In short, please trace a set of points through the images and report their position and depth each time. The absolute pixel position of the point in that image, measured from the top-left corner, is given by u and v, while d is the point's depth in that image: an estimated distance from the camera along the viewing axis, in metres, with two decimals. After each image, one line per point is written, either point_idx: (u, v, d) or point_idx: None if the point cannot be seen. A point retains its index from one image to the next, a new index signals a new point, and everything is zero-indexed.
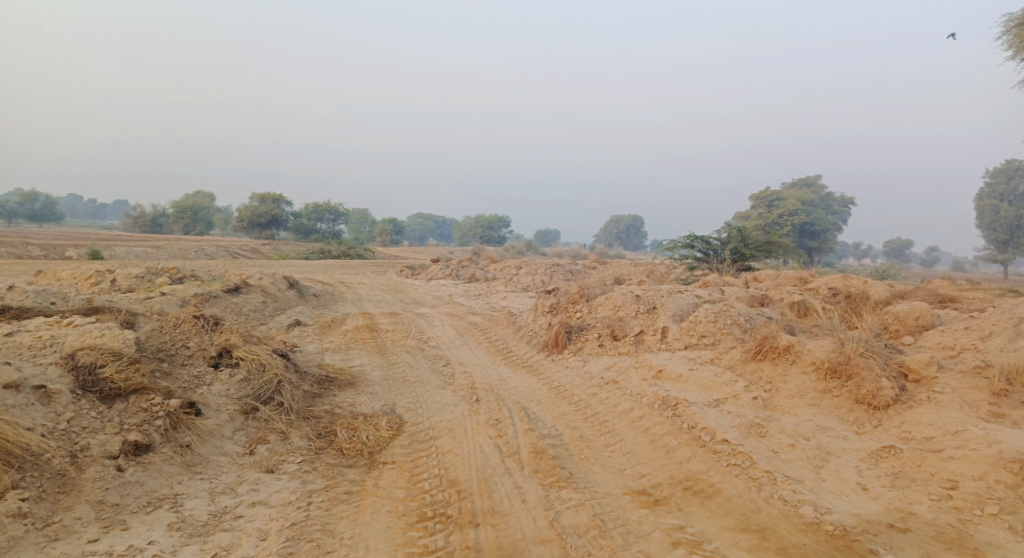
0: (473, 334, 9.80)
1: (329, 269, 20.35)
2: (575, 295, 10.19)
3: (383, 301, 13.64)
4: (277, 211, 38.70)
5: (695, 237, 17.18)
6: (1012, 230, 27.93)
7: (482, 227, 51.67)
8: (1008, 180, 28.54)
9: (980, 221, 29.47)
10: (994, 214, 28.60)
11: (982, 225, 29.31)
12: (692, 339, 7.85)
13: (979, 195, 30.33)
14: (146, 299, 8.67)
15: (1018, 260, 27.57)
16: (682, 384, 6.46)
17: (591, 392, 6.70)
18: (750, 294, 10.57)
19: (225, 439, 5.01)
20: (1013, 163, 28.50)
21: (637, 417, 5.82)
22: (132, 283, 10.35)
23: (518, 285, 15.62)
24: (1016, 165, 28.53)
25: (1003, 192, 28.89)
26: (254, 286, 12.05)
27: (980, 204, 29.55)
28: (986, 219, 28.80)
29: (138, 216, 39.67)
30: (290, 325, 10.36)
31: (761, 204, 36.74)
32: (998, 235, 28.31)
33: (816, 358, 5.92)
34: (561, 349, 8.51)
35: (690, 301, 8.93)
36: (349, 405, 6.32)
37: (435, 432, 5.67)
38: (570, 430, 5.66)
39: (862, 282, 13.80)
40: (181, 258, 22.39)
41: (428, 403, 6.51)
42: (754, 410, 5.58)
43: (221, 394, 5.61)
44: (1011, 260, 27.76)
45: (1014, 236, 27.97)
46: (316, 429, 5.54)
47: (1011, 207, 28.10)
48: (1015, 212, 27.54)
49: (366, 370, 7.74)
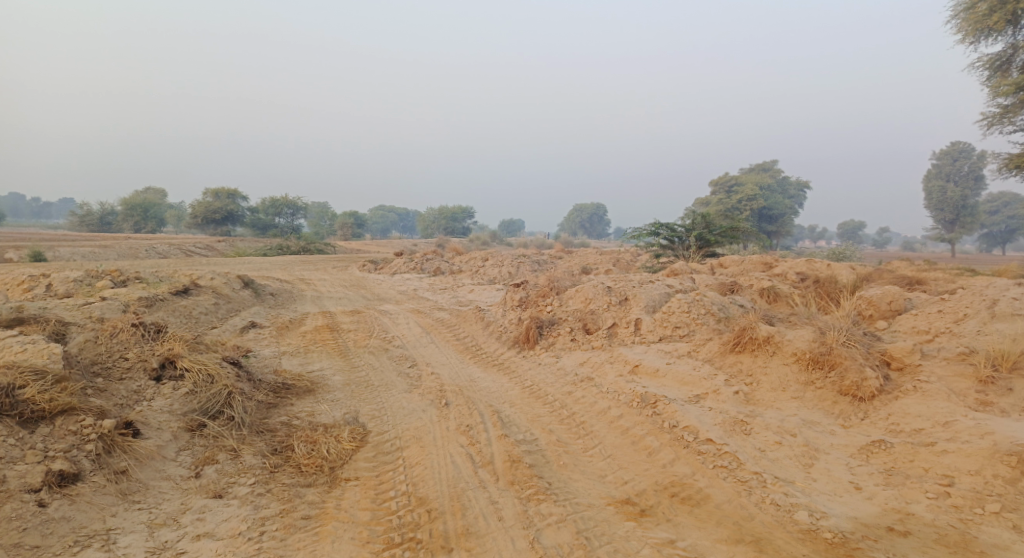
0: (440, 331, 9.39)
1: (288, 266, 19.60)
2: (545, 288, 9.86)
3: (345, 299, 13.08)
4: (233, 206, 37.25)
5: (660, 224, 17.03)
6: (958, 210, 28.76)
7: (446, 218, 50.97)
8: (953, 161, 29.30)
9: (928, 202, 30.27)
10: (941, 194, 29.38)
11: (929, 206, 30.08)
12: (667, 331, 7.63)
13: (927, 176, 31.10)
14: (84, 305, 7.99)
15: (964, 238, 28.43)
16: (660, 379, 6.21)
17: (566, 391, 6.39)
18: (719, 282, 10.42)
19: (168, 462, 4.52)
20: (959, 145, 29.27)
21: (615, 417, 5.54)
22: (70, 288, 9.58)
23: (485, 277, 15.23)
24: (961, 146, 29.30)
25: (950, 173, 29.66)
26: (205, 287, 11.35)
27: (927, 185, 30.32)
28: (934, 200, 29.55)
29: (84, 215, 37.72)
30: (244, 328, 9.77)
31: (721, 190, 37.08)
32: (945, 216, 29.04)
33: (797, 349, 5.73)
34: (532, 345, 8.19)
35: (662, 291, 8.70)
36: (307, 415, 5.86)
37: (402, 442, 5.28)
38: (545, 434, 5.34)
39: (825, 266, 13.86)
40: (130, 258, 21.28)
41: (394, 409, 6.11)
42: (736, 406, 5.37)
43: (164, 411, 5.09)
44: (958, 238, 28.62)
45: (960, 215, 28.83)
46: (271, 444, 5.08)
47: (956, 187, 28.91)
48: (960, 193, 28.32)
49: (326, 375, 7.26)
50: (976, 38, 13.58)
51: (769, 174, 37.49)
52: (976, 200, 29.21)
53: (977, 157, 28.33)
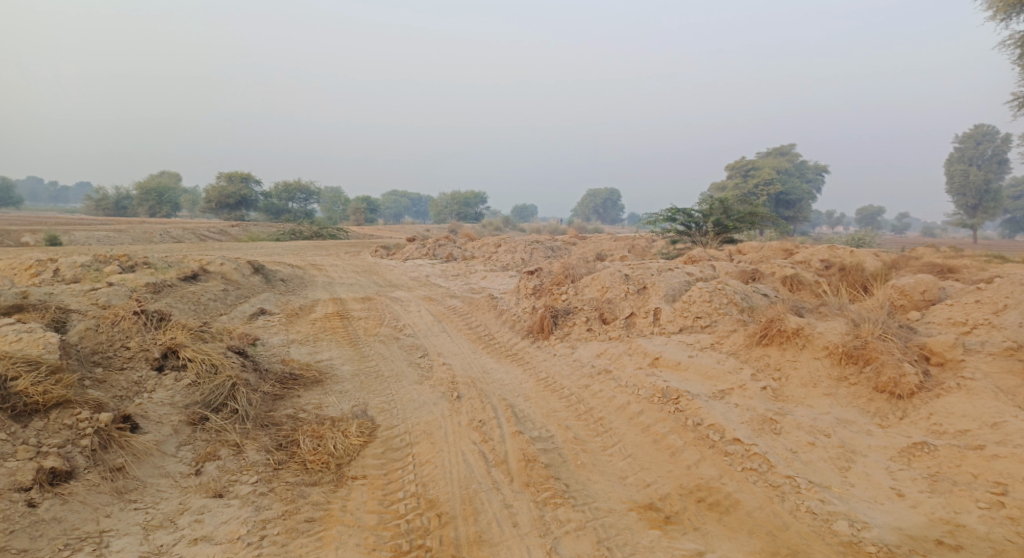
0: (452, 320, 9.15)
1: (301, 251, 19.44)
2: (559, 276, 9.57)
3: (356, 285, 12.88)
4: (247, 191, 37.20)
5: (677, 210, 16.64)
6: (981, 194, 27.99)
7: (459, 203, 50.68)
8: (977, 145, 28.13)
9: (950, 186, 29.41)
10: (964, 178, 28.49)
11: (951, 190, 29.30)
12: (687, 322, 7.32)
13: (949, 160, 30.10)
14: (90, 291, 7.83)
15: (986, 223, 27.61)
16: (682, 373, 5.92)
17: (582, 384, 6.13)
18: (740, 269, 10.06)
19: (168, 457, 4.33)
20: (982, 127, 28.02)
21: (636, 413, 5.27)
22: (77, 274, 9.45)
23: (498, 264, 14.96)
24: (985, 130, 28.30)
25: (972, 157, 28.68)
26: (214, 273, 11.18)
27: (949, 169, 29.44)
28: (956, 183, 28.75)
29: (100, 199, 37.90)
30: (253, 315, 9.60)
31: (737, 175, 36.41)
32: (968, 200, 28.38)
33: (829, 342, 5.40)
34: (546, 335, 7.92)
35: (682, 279, 8.37)
36: (314, 407, 5.65)
37: (412, 438, 5.06)
38: (562, 430, 5.08)
39: (848, 252, 13.41)
40: (144, 243, 21.28)
41: (404, 401, 5.87)
42: (764, 403, 5.07)
43: (165, 403, 4.90)
44: (979, 224, 27.80)
45: (983, 200, 28.08)
46: (276, 438, 4.88)
47: (979, 171, 28.01)
48: (984, 176, 27.51)
49: (335, 365, 7.05)
50: (1008, 15, 12.91)
51: (787, 159, 36.74)
52: (1000, 185, 28.33)
53: (1002, 140, 27.40)
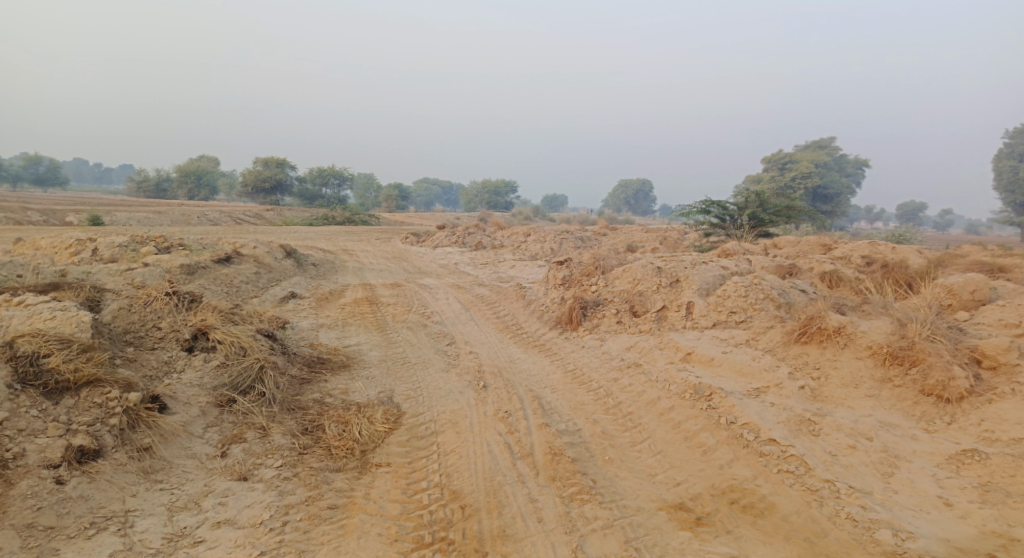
0: (480, 308, 9.07)
1: (332, 237, 19.58)
2: (590, 267, 9.40)
3: (386, 271, 12.89)
4: (282, 175, 37.70)
5: (711, 201, 16.26)
6: None
7: (489, 192, 50.57)
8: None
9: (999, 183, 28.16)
10: (1013, 174, 26.97)
11: (1000, 186, 27.85)
12: (722, 317, 7.11)
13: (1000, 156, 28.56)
14: (126, 271, 7.96)
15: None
16: (715, 369, 5.73)
17: (611, 378, 5.99)
18: (777, 264, 9.75)
19: (195, 438, 4.35)
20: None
21: (666, 409, 5.12)
22: (115, 253, 9.63)
23: (527, 253, 14.83)
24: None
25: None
26: (247, 256, 11.30)
27: (999, 165, 28.00)
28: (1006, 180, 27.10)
29: (141, 181, 38.86)
30: (283, 298, 9.67)
31: (774, 167, 35.52)
32: (1017, 198, 26.88)
33: (872, 341, 5.16)
34: (575, 327, 7.79)
35: (716, 273, 8.13)
36: (341, 392, 5.63)
37: (437, 427, 5.00)
38: (589, 425, 4.96)
39: (890, 248, 12.90)
40: (182, 225, 21.71)
41: (430, 389, 5.82)
42: (802, 403, 4.87)
43: (193, 384, 4.93)
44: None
45: None
46: (302, 423, 4.87)
47: None
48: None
49: (362, 350, 7.04)
50: None
51: (826, 152, 35.65)
52: None
53: None
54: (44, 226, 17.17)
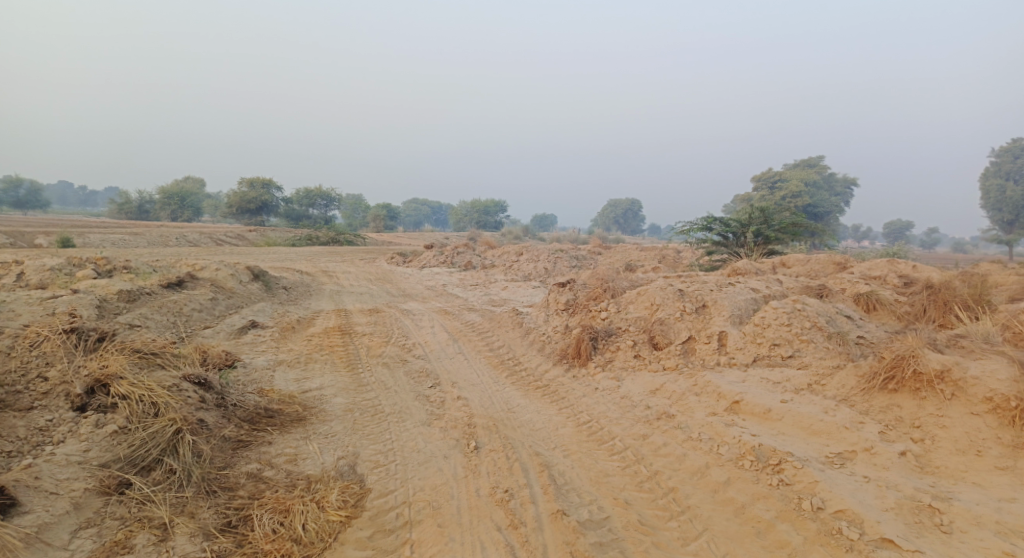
0: (470, 339, 7.72)
1: (315, 258, 18.18)
2: (596, 289, 8.11)
3: (366, 295, 11.53)
4: (267, 195, 36.17)
5: (713, 219, 15.07)
6: (1019, 210, 23.29)
7: (478, 213, 49.35)
8: (1015, 159, 23.48)
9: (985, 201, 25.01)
10: (1000, 193, 23.88)
11: (986, 204, 24.85)
12: (762, 351, 5.85)
13: (985, 174, 25.31)
14: (47, 298, 6.60)
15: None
16: (773, 424, 4.44)
17: (639, 435, 4.66)
18: (806, 284, 8.50)
19: (52, 552, 3.08)
20: (1022, 139, 23.63)
21: (721, 485, 3.82)
22: (44, 278, 8.23)
23: (519, 274, 13.52)
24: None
25: (1011, 171, 23.77)
26: (204, 279, 9.91)
27: (984, 183, 24.80)
28: (990, 199, 24.21)
29: (123, 202, 37.36)
30: (241, 329, 8.30)
31: (764, 186, 34.52)
32: (1002, 216, 23.88)
33: (992, 392, 3.87)
34: (583, 363, 6.47)
35: (748, 296, 6.87)
36: (286, 460, 4.26)
37: (413, 515, 3.68)
38: (621, 510, 3.65)
39: (909, 266, 11.62)
40: (158, 247, 20.26)
41: (406, 453, 4.45)
42: (907, 477, 3.61)
43: (73, 462, 3.58)
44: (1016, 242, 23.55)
45: (1021, 216, 23.40)
46: (222, 514, 3.55)
47: (1018, 185, 23.28)
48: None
49: (324, 397, 5.63)
50: None
51: (813, 170, 34.45)
52: None
53: None
54: (11, 249, 15.87)
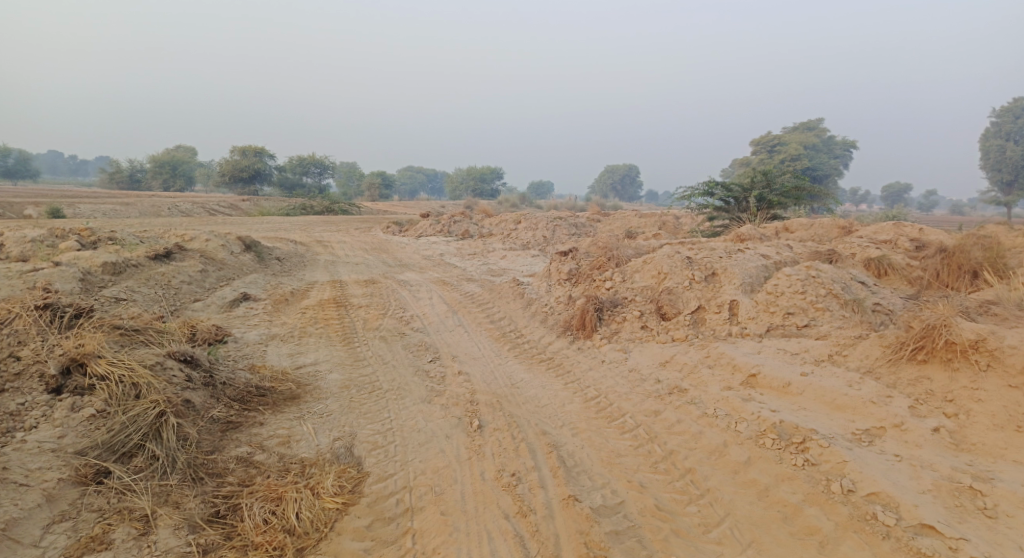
0: (470, 310, 7.44)
1: (310, 227, 17.78)
2: (600, 257, 7.80)
3: (362, 265, 11.21)
4: (260, 164, 35.45)
5: (715, 183, 14.66)
6: (1020, 170, 22.84)
7: (474, 180, 48.69)
8: (1016, 119, 22.82)
9: (985, 162, 24.53)
10: (1000, 154, 23.38)
11: (986, 165, 24.38)
12: (776, 320, 5.58)
13: (986, 135, 24.79)
14: (26, 271, 6.27)
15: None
16: (793, 399, 4.20)
17: (650, 411, 4.41)
18: (815, 249, 8.20)
19: (22, 550, 2.84)
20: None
21: (742, 465, 3.59)
22: (26, 250, 7.88)
23: (518, 242, 13.19)
24: None
25: (1011, 131, 23.24)
26: (193, 250, 9.55)
27: (984, 144, 24.29)
28: (990, 160, 23.74)
29: (114, 172, 36.61)
30: (232, 302, 7.99)
31: (763, 149, 33.93)
32: (1002, 177, 23.42)
33: None
34: (588, 334, 6.21)
35: (759, 263, 6.58)
36: (279, 442, 4.00)
37: (414, 502, 3.44)
38: (636, 494, 3.43)
39: (915, 228, 11.30)
40: (150, 217, 19.82)
41: (406, 433, 4.20)
42: (943, 456, 3.38)
43: (46, 449, 3.31)
44: (1015, 203, 23.15)
45: (1022, 177, 22.96)
46: (209, 504, 3.31)
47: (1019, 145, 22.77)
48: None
49: (319, 373, 5.36)
50: None
51: (813, 134, 33.84)
52: None
53: None
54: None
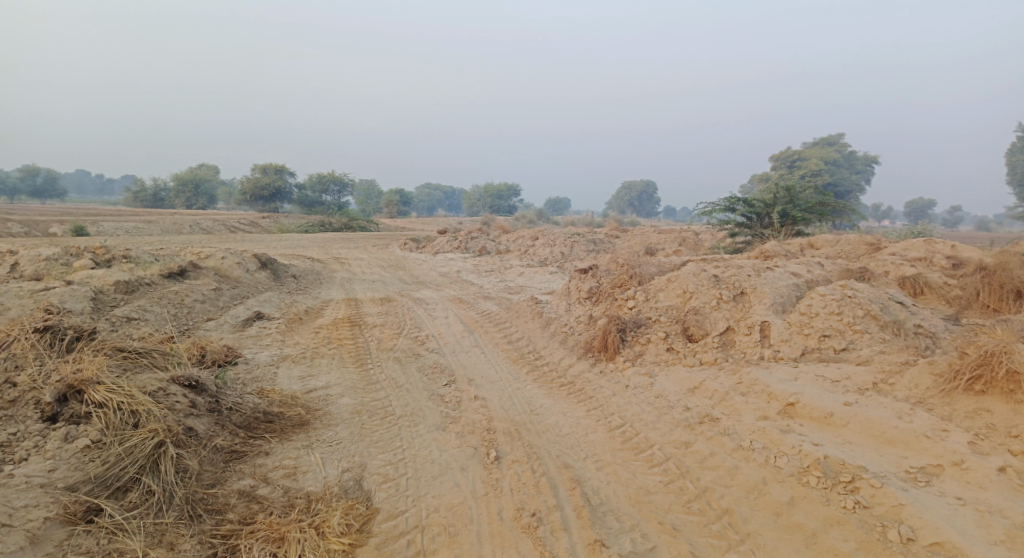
0: (487, 330, 7.19)
1: (327, 244, 17.70)
2: (621, 275, 7.51)
3: (378, 283, 11.02)
4: (280, 182, 35.73)
5: (736, 199, 14.29)
6: None
7: (491, 197, 48.68)
8: None
9: (1013, 177, 23.82)
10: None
11: (1014, 181, 23.66)
12: (812, 343, 5.24)
13: (1014, 149, 24.10)
14: (36, 290, 6.15)
15: None
16: (837, 431, 3.87)
17: (680, 442, 4.11)
18: (846, 266, 7.82)
19: None
20: None
21: (785, 506, 3.28)
22: (40, 269, 7.79)
23: (535, 259, 12.95)
24: None
25: None
26: (208, 268, 9.44)
27: (1012, 159, 23.59)
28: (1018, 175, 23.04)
29: (139, 190, 37.14)
30: (245, 321, 7.83)
31: (783, 164, 33.41)
32: None
33: None
34: (610, 357, 5.92)
35: (791, 282, 6.25)
36: (284, 474, 3.76)
37: (426, 544, 3.19)
38: (669, 539, 3.14)
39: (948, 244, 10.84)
40: (172, 235, 19.91)
41: (419, 464, 3.94)
42: (1011, 499, 3.04)
43: (35, 485, 3.11)
44: None
45: None
46: (205, 545, 3.08)
47: None
48: None
49: (330, 397, 5.13)
50: None
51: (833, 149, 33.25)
52: None
53: None
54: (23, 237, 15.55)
